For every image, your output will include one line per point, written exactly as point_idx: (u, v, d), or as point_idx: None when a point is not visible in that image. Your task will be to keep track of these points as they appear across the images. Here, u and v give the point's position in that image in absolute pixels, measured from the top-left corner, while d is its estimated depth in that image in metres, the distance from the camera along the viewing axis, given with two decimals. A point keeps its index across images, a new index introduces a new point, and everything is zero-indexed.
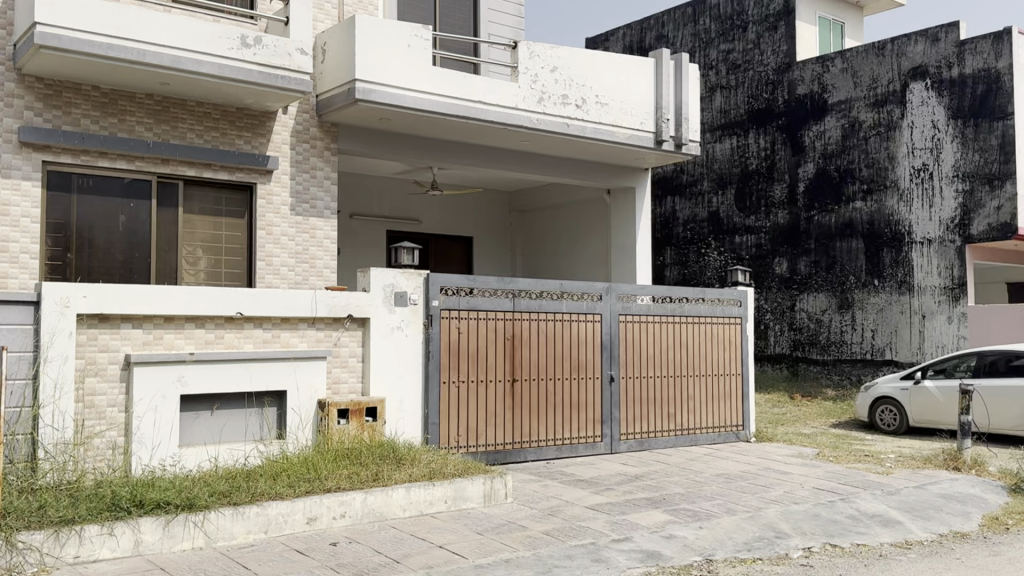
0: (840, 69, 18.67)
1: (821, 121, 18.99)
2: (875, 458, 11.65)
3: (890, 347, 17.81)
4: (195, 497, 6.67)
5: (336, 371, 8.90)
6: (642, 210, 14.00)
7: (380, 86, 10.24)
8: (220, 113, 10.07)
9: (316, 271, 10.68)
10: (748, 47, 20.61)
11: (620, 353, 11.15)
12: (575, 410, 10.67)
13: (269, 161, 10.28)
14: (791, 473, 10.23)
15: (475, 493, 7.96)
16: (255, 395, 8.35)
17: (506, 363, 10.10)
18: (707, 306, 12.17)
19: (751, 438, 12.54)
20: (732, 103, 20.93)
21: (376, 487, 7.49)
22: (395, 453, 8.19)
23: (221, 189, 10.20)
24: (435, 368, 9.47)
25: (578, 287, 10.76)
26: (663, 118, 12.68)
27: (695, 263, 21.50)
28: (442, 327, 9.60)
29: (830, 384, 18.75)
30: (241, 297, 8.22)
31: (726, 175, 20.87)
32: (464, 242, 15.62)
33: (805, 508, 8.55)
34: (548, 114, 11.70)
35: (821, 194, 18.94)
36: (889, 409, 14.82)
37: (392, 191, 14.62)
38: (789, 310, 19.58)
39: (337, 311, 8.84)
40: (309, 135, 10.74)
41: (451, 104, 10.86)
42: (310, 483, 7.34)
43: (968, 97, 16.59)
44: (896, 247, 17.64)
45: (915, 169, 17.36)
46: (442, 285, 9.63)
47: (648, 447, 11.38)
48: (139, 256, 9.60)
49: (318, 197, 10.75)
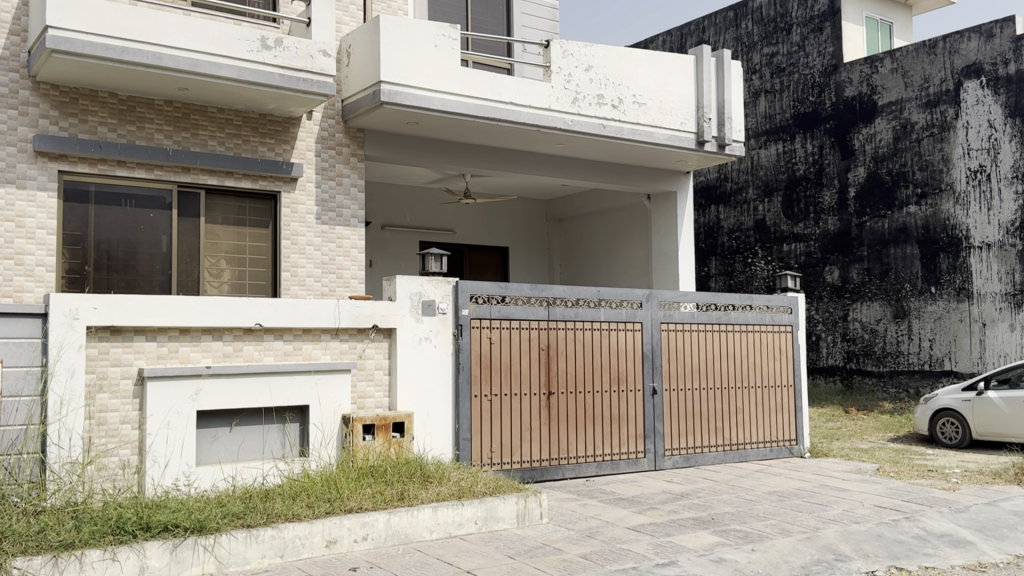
0: (890, 69, 17.93)
1: (871, 123, 18.24)
2: (940, 474, 10.87)
3: (949, 357, 16.91)
4: (206, 519, 6.25)
5: (361, 385, 8.45)
6: (683, 215, 13.45)
7: (406, 88, 9.83)
8: (242, 119, 9.75)
9: (343, 282, 10.28)
10: (792, 50, 19.95)
11: (662, 364, 10.57)
12: (615, 425, 10.09)
13: (293, 168, 9.92)
14: (850, 490, 9.54)
15: (508, 514, 7.44)
16: (276, 412, 7.89)
17: (540, 375, 9.59)
18: (756, 313, 11.56)
19: (805, 454, 11.83)
20: (777, 107, 20.25)
21: (401, 507, 6.99)
22: (422, 471, 7.70)
23: (244, 198, 9.86)
24: (465, 380, 8.99)
25: (617, 294, 10.22)
26: (705, 118, 12.14)
27: (742, 273, 20.76)
28: (472, 337, 9.12)
29: (886, 397, 17.88)
30: (260, 308, 7.82)
31: (773, 182, 20.16)
32: (500, 252, 15.17)
33: (867, 528, 7.88)
34: (583, 115, 11.20)
35: (872, 199, 18.15)
36: (951, 423, 13.99)
37: (425, 200, 14.24)
38: (841, 319, 18.79)
39: (361, 321, 8.40)
40: (334, 141, 10.35)
41: (482, 106, 10.41)
42: (331, 503, 6.87)
43: None
44: (954, 252, 16.79)
45: (972, 171, 16.54)
46: (472, 292, 9.16)
47: (694, 463, 10.74)
48: (161, 268, 9.28)
49: (344, 204, 10.36)
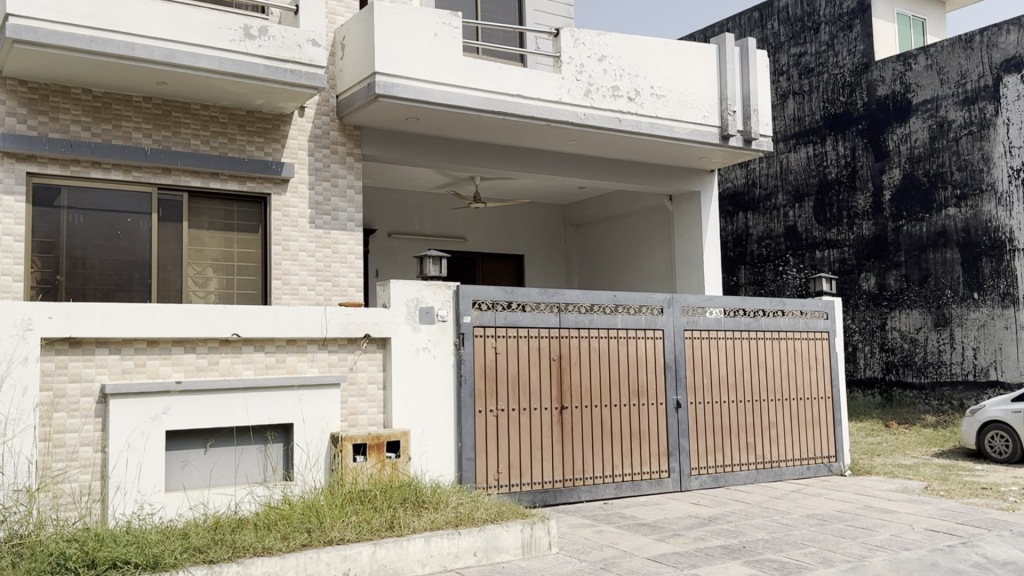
0: (924, 66, 17.01)
1: (906, 123, 17.29)
2: (996, 492, 9.87)
3: (995, 367, 15.85)
4: (161, 554, 5.52)
5: (352, 400, 7.69)
6: (708, 215, 12.63)
7: (404, 80, 9.11)
8: (228, 116, 9.07)
9: (339, 290, 9.54)
10: (821, 49, 19.08)
11: (687, 375, 9.73)
12: (635, 442, 9.24)
13: (284, 168, 9.21)
14: (897, 512, 8.59)
15: (512, 544, 6.61)
16: (254, 431, 7.13)
17: (551, 389, 8.78)
18: (788, 319, 10.68)
19: (846, 471, 10.88)
20: (806, 109, 19.33)
21: (389, 537, 6.20)
22: (416, 495, 6.90)
23: (232, 201, 9.18)
24: (468, 395, 8.21)
25: (635, 299, 9.42)
26: (729, 110, 11.34)
27: (773, 282, 19.78)
28: (475, 346, 8.35)
29: (928, 410, 16.84)
30: (237, 316, 7.09)
31: (803, 187, 19.21)
32: (515, 260, 14.42)
33: (918, 556, 6.97)
34: (597, 108, 10.43)
35: (909, 202, 17.16)
36: (999, 436, 13.00)
37: (435, 206, 13.53)
38: (879, 329, 17.79)
39: (351, 331, 7.65)
40: (329, 139, 9.64)
41: (487, 99, 9.66)
42: (311, 534, 6.10)
43: None
44: (997, 256, 15.79)
45: (1014, 170, 15.55)
46: (475, 298, 8.39)
47: (724, 483, 9.85)
48: (140, 276, 8.60)
49: (340, 207, 9.63)
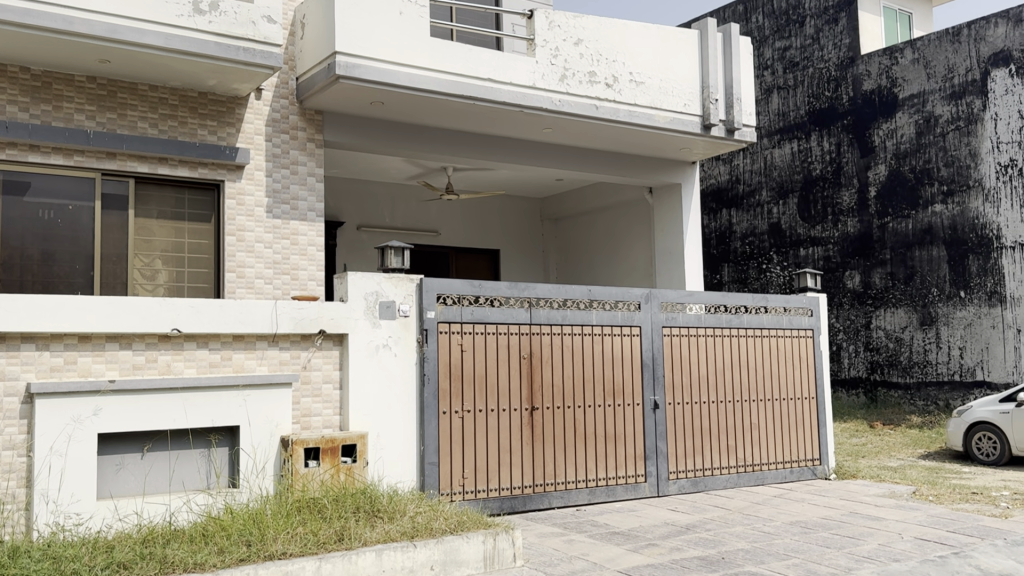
0: (911, 60, 16.62)
1: (892, 118, 16.89)
2: (987, 497, 9.43)
3: (982, 367, 15.49)
4: (78, 569, 5.03)
5: (306, 401, 7.18)
6: (689, 208, 12.18)
7: (366, 61, 8.58)
8: (178, 98, 8.53)
9: (299, 284, 9.01)
10: (806, 43, 18.65)
11: (665, 374, 9.26)
12: (610, 445, 8.77)
13: (238, 154, 8.67)
14: (885, 519, 8.14)
15: (472, 557, 6.12)
16: (196, 435, 6.61)
17: (521, 388, 8.29)
18: (771, 316, 10.23)
19: (830, 475, 10.46)
20: (791, 104, 18.90)
21: (337, 550, 5.68)
22: (371, 504, 6.38)
23: (182, 188, 8.65)
24: (431, 395, 7.70)
25: (610, 294, 8.95)
26: (711, 99, 10.89)
27: (757, 280, 19.34)
28: (440, 343, 7.85)
29: (914, 410, 16.44)
30: (178, 309, 6.56)
31: (788, 183, 18.79)
32: (490, 254, 13.94)
33: (909, 568, 6.51)
34: (573, 94, 9.94)
35: (894, 198, 16.78)
36: (987, 437, 12.61)
37: (406, 198, 13.02)
38: (864, 328, 17.40)
39: (304, 326, 7.13)
40: (288, 124, 9.11)
41: (456, 82, 9.14)
42: (251, 547, 5.60)
43: None
44: (984, 254, 15.42)
45: (1002, 165, 15.18)
46: (440, 292, 7.89)
47: (703, 488, 9.38)
48: (82, 269, 8.08)
49: (300, 195, 9.09)
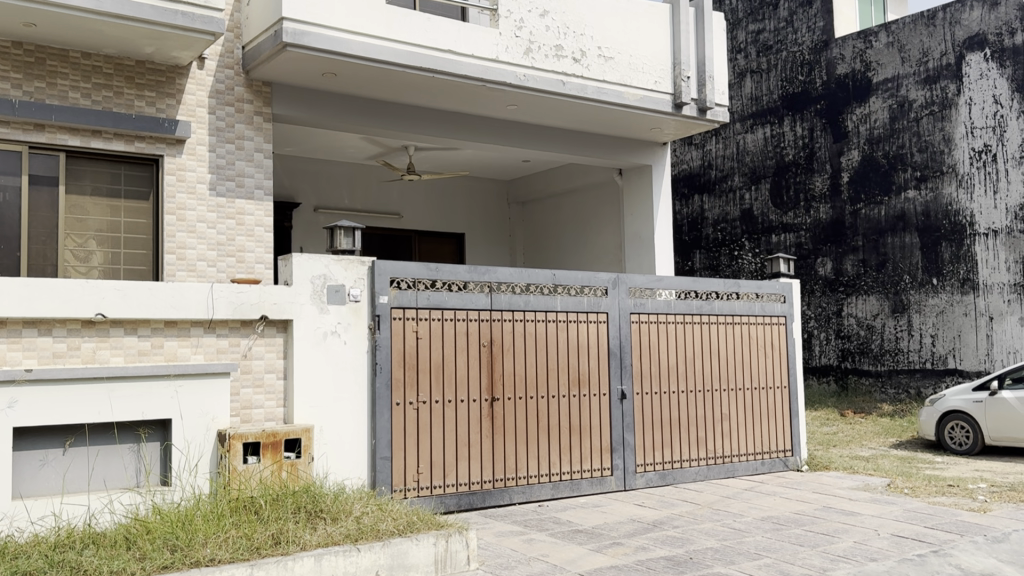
0: (885, 44, 16.28)
1: (865, 102, 16.57)
2: (964, 490, 9.10)
3: (953, 355, 15.24)
4: None
5: (246, 392, 6.71)
6: (660, 190, 11.76)
7: (316, 29, 8.05)
8: (114, 67, 7.95)
9: (245, 266, 8.49)
10: (780, 26, 18.26)
11: (633, 363, 8.84)
12: (574, 437, 8.34)
13: (179, 127, 8.12)
14: (860, 515, 7.78)
15: (421, 561, 5.67)
16: (124, 429, 6.11)
17: (480, 378, 7.82)
18: (743, 303, 9.85)
19: (803, 467, 10.12)
20: (764, 88, 18.52)
21: (272, 556, 5.20)
22: (313, 504, 5.91)
23: (119, 163, 8.08)
24: (384, 385, 7.21)
25: (577, 279, 8.52)
26: (683, 76, 10.46)
27: (728, 268, 19.01)
28: (393, 330, 7.34)
29: (885, 398, 16.19)
30: (104, 292, 6.03)
31: (760, 168, 18.44)
32: (454, 238, 13.44)
33: (887, 568, 6.12)
34: (539, 69, 9.45)
35: (867, 184, 16.49)
36: (960, 426, 12.33)
37: (365, 178, 12.49)
38: (835, 315, 17.11)
39: (244, 311, 6.63)
40: (233, 96, 8.56)
41: (414, 53, 8.62)
42: (177, 553, 5.12)
43: None
44: (957, 241, 15.16)
45: (976, 151, 14.91)
46: (393, 275, 7.39)
47: (672, 481, 9.00)
48: (8, 249, 7.50)
49: (246, 172, 8.55)
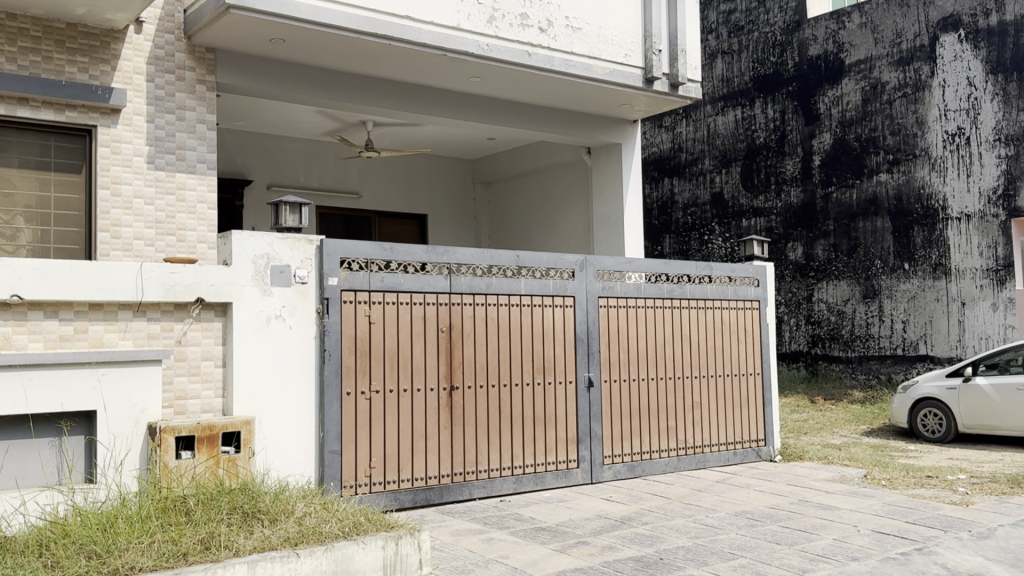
0: (858, 24, 15.93)
1: (838, 84, 16.20)
2: (943, 481, 8.77)
3: (925, 341, 14.98)
4: None
5: (180, 381, 6.18)
6: (629, 169, 11.30)
7: None
8: (42, 30, 7.30)
9: (186, 246, 7.91)
10: (751, 6, 17.84)
11: (600, 349, 8.40)
12: (539, 428, 7.89)
13: (114, 95, 7.51)
14: (838, 509, 7.41)
15: (368, 565, 5.20)
16: (41, 422, 5.57)
17: (437, 366, 7.32)
18: (716, 287, 9.44)
19: (776, 457, 9.75)
20: (735, 69, 18.09)
21: (200, 564, 4.67)
22: (250, 504, 5.39)
23: (49, 134, 7.46)
24: (333, 373, 6.68)
25: (542, 261, 8.04)
26: (654, 49, 9.99)
27: (698, 252, 18.65)
28: (344, 314, 6.82)
29: (856, 384, 15.89)
30: (20, 272, 5.47)
31: (730, 151, 18.04)
32: (417, 219, 12.92)
33: (870, 568, 5.73)
34: (503, 38, 8.93)
35: (839, 167, 16.15)
36: (933, 414, 12.04)
37: (322, 155, 11.92)
38: (805, 301, 16.80)
39: (179, 295, 6.10)
40: (174, 63, 7.96)
41: (368, 19, 8.05)
42: (92, 563, 4.57)
43: (1010, 48, 13.85)
44: (929, 225, 14.87)
45: (949, 134, 14.61)
46: (343, 256, 6.86)
47: (641, 474, 8.57)
48: None
49: (188, 145, 7.97)
